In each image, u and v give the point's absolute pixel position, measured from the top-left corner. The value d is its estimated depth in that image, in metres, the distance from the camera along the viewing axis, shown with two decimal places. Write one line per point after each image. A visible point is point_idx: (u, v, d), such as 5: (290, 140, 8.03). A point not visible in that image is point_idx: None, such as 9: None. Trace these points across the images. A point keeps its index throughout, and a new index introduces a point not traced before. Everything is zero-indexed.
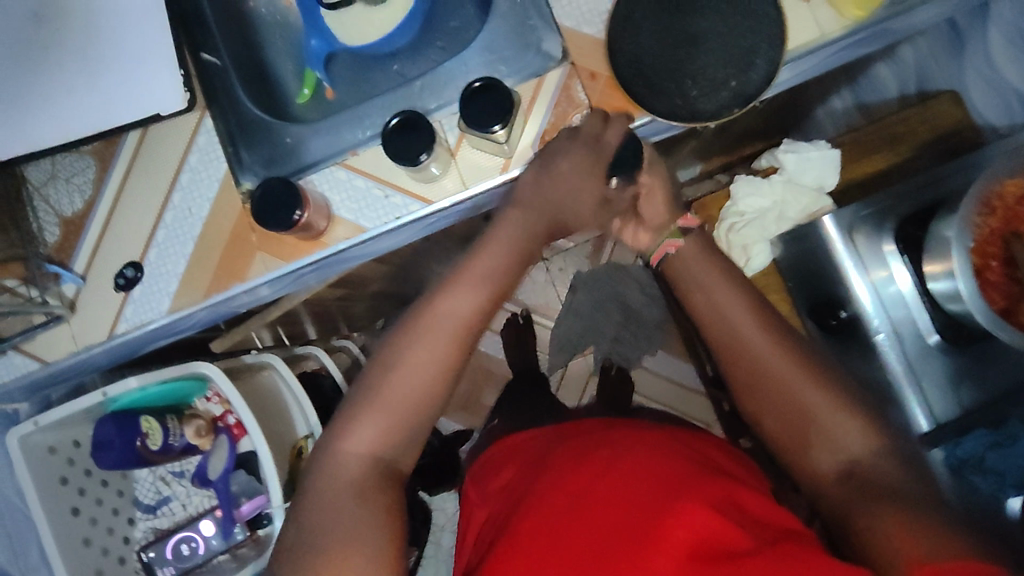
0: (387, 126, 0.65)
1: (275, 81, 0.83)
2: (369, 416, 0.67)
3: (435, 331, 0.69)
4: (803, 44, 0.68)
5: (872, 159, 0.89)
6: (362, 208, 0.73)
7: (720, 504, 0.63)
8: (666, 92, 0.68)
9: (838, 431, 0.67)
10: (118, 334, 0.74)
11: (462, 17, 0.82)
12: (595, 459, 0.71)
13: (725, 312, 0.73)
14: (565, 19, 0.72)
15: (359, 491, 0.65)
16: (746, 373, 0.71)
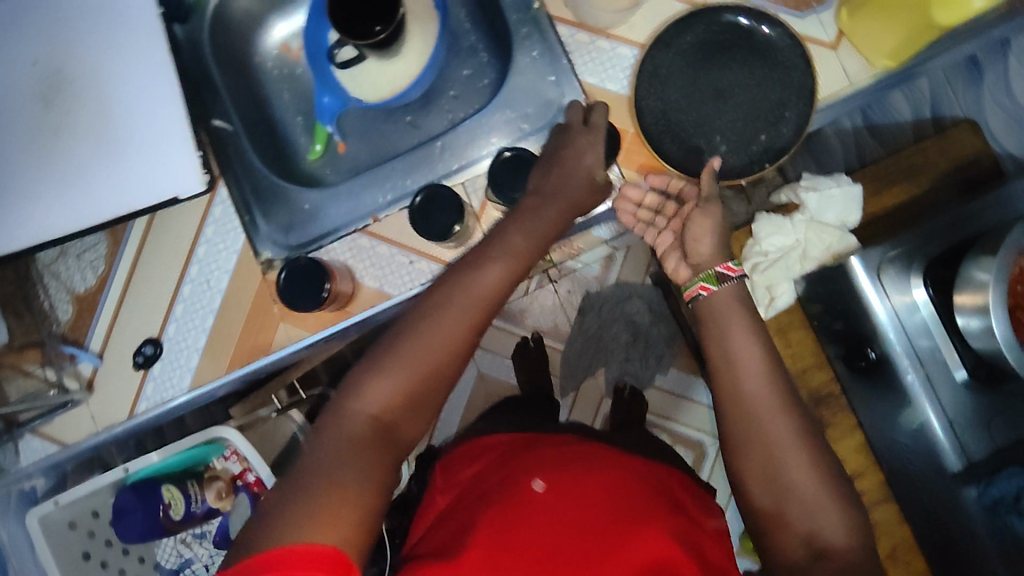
0: (413, 200, 0.66)
1: (285, 138, 0.81)
2: (393, 371, 0.53)
3: (459, 304, 0.57)
4: (831, 94, 0.69)
5: (894, 190, 0.86)
6: (387, 275, 0.72)
7: (684, 541, 0.61)
8: (695, 148, 0.69)
9: (820, 507, 0.56)
10: (138, 414, 0.72)
11: (475, 65, 0.81)
12: (574, 479, 0.64)
13: (732, 345, 0.61)
14: (588, 75, 0.71)
15: (364, 446, 0.50)
16: (746, 419, 0.59)
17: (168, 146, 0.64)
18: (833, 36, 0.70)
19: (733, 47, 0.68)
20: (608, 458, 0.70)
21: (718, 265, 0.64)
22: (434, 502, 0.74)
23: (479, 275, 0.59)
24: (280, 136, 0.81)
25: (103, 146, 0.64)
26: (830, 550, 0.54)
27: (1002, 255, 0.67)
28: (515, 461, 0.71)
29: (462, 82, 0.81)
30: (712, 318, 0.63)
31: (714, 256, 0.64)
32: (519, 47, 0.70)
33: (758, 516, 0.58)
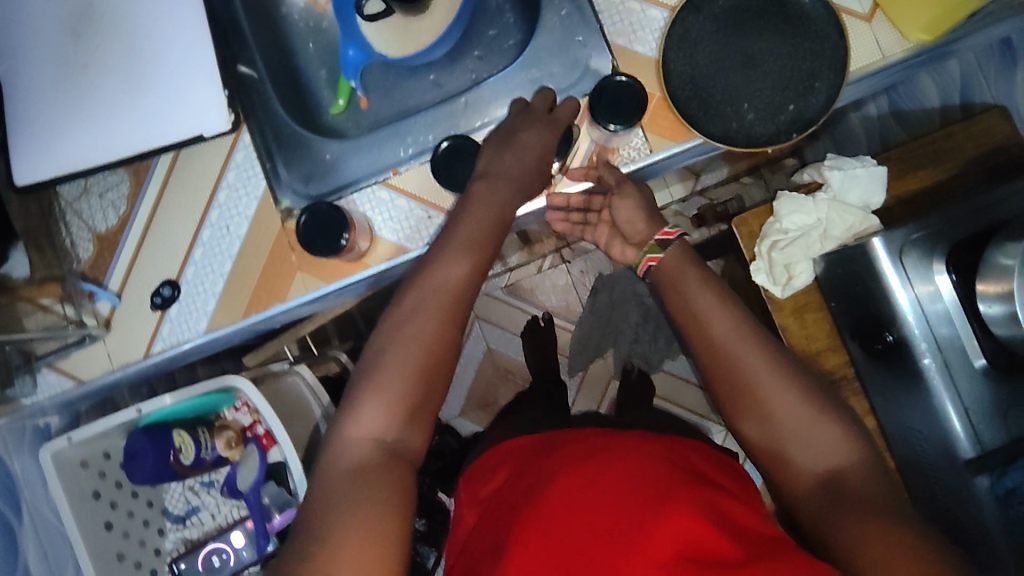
0: (438, 148, 0.69)
1: (309, 91, 0.81)
2: (375, 397, 0.58)
3: (429, 307, 0.61)
4: (863, 67, 0.67)
5: (918, 174, 0.85)
6: (404, 227, 0.71)
7: (714, 513, 0.60)
8: (722, 116, 0.67)
9: (814, 439, 0.59)
10: (154, 354, 0.73)
11: (500, 26, 0.80)
12: (581, 473, 0.65)
13: (705, 319, 0.65)
14: (617, 36, 0.69)
15: (368, 476, 0.54)
16: (729, 386, 0.63)
17: (196, 87, 0.65)
18: (868, 7, 0.67)
19: (765, 14, 0.67)
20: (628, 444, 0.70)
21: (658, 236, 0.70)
22: (463, 515, 0.78)
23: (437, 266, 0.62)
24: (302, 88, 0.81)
25: (131, 83, 0.65)
26: (843, 480, 0.58)
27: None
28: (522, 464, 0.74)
29: (488, 42, 0.80)
30: (683, 301, 0.67)
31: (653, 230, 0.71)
32: (549, 5, 0.70)
33: (768, 471, 0.62)
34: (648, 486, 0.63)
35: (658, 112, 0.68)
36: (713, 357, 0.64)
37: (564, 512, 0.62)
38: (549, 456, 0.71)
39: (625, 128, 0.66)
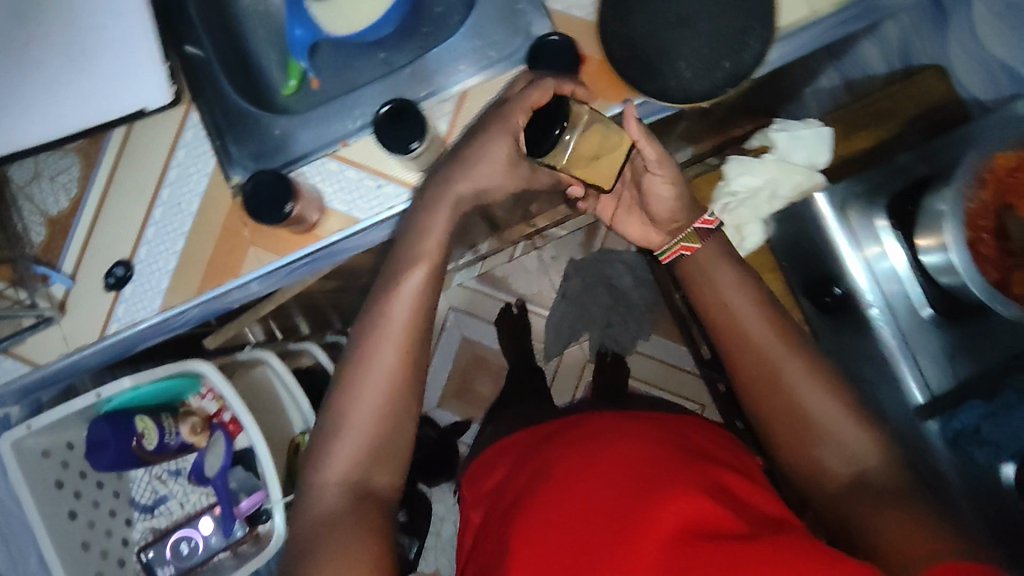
0: (380, 113, 0.67)
1: (261, 74, 0.83)
2: (339, 440, 0.65)
3: (391, 327, 0.66)
4: (794, 22, 0.69)
5: (863, 133, 0.90)
6: (354, 199, 0.71)
7: (712, 491, 0.65)
8: (659, 75, 0.69)
9: (842, 432, 0.66)
10: (109, 335, 0.73)
11: (447, 3, 0.82)
12: (578, 463, 0.71)
13: (736, 311, 0.72)
14: (555, 3, 0.72)
15: (342, 516, 0.62)
16: (755, 378, 0.70)
17: (138, 62, 0.66)
18: None
19: None
20: (630, 431, 0.75)
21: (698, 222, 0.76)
22: (470, 513, 0.85)
23: (393, 303, 0.67)
24: (253, 71, 0.82)
25: (79, 61, 0.66)
26: (870, 470, 0.65)
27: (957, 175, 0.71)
28: (520, 464, 0.80)
29: (435, 19, 0.82)
30: (709, 295, 0.74)
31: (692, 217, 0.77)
32: None
33: (793, 461, 0.69)
34: (641, 472, 0.68)
35: (598, 75, 0.70)
36: (739, 350, 0.71)
37: (556, 508, 0.67)
38: (547, 452, 0.76)
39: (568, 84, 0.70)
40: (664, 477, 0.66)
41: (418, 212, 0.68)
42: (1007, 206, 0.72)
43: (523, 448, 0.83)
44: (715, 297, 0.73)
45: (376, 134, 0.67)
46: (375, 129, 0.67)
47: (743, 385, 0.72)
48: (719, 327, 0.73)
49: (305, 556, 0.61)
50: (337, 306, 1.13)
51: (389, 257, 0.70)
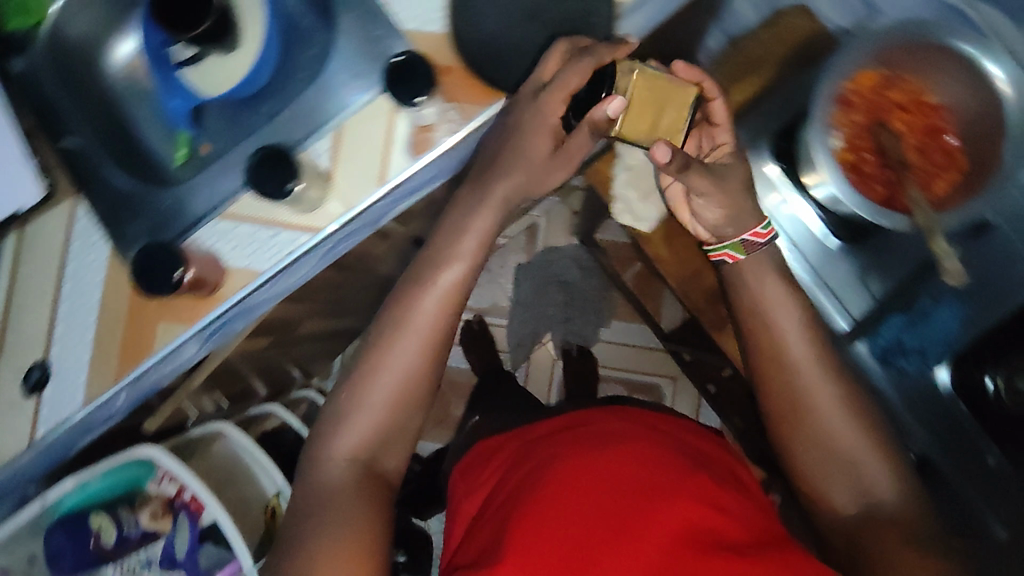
0: (250, 163, 0.68)
1: (150, 152, 0.82)
2: (347, 422, 0.70)
3: (413, 327, 0.71)
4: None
5: (742, 85, 0.93)
6: (252, 252, 0.72)
7: (707, 498, 0.71)
8: (517, 69, 0.72)
9: (868, 473, 0.69)
10: (39, 439, 0.72)
11: (318, 45, 0.78)
12: (596, 467, 0.73)
13: (778, 326, 0.74)
14: (407, 23, 0.73)
15: (346, 495, 0.67)
16: (786, 413, 0.72)
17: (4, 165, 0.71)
18: None
19: None
20: (640, 434, 0.79)
21: (746, 232, 0.75)
22: (464, 505, 0.85)
23: (423, 302, 0.71)
24: (143, 151, 0.82)
25: None
26: (880, 504, 0.69)
27: (827, 91, 0.76)
28: (519, 462, 0.81)
29: (309, 62, 0.78)
30: (750, 301, 0.75)
31: (740, 231, 0.75)
32: (343, 11, 0.75)
33: (807, 486, 0.73)
34: (645, 480, 0.72)
35: (462, 85, 0.71)
36: (776, 369, 0.73)
37: (574, 498, 0.71)
38: (570, 440, 0.79)
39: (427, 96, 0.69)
40: (665, 486, 0.71)
41: (455, 216, 0.73)
42: (880, 122, 0.77)
43: (529, 437, 0.85)
44: (752, 300, 0.75)
45: (248, 175, 0.68)
46: (246, 171, 0.68)
47: (770, 411, 0.74)
48: (756, 338, 0.75)
49: (297, 539, 0.65)
50: (286, 359, 1.12)
51: (418, 264, 0.73)
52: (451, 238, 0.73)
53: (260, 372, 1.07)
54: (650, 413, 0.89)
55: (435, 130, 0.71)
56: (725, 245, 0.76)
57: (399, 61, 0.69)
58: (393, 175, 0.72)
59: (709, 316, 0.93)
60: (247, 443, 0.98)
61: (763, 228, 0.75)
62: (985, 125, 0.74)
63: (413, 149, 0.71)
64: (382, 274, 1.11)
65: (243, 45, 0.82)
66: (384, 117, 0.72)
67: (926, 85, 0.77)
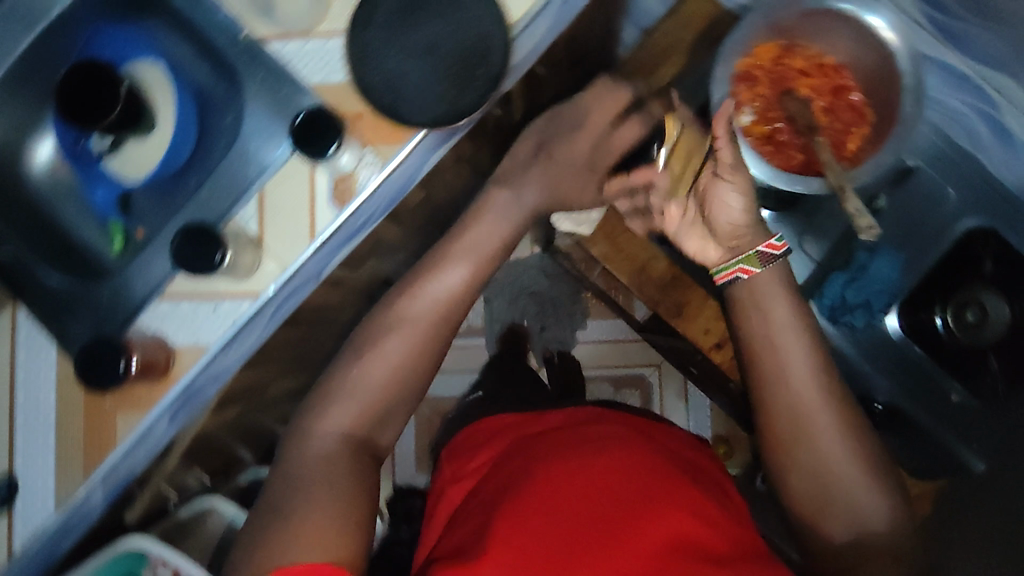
0: (173, 245, 0.70)
1: (85, 248, 0.82)
2: (342, 399, 0.77)
3: (416, 320, 0.78)
4: (525, 11, 0.73)
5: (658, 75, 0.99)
6: (196, 329, 0.72)
7: (691, 508, 0.72)
8: (426, 101, 0.71)
9: (866, 510, 0.71)
10: (17, 552, 0.72)
11: (233, 112, 0.79)
12: (591, 470, 0.75)
13: (779, 349, 0.76)
14: (312, 77, 0.74)
15: (332, 462, 0.73)
16: (788, 435, 0.75)
17: None
18: None
19: (426, 4, 0.72)
20: (624, 437, 0.82)
21: (763, 244, 0.79)
22: (450, 488, 0.89)
23: (419, 301, 0.78)
24: (80, 246, 0.83)
25: None
26: (873, 533, 0.71)
27: (728, 68, 0.78)
28: (519, 446, 0.85)
29: (228, 128, 0.79)
30: (750, 324, 0.77)
31: (756, 239, 0.80)
32: (248, 76, 0.76)
33: (801, 517, 0.75)
34: (631, 489, 0.74)
35: (374, 126, 0.72)
36: (775, 396, 0.75)
37: (570, 486, 0.74)
38: (568, 436, 0.82)
39: (336, 146, 0.70)
40: (652, 492, 0.73)
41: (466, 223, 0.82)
42: (785, 91, 0.79)
43: (525, 427, 0.89)
44: (752, 323, 0.77)
45: (176, 256, 0.70)
46: (173, 251, 0.70)
47: (770, 438, 0.76)
48: (757, 362, 0.77)
49: (284, 510, 0.69)
50: (265, 421, 1.12)
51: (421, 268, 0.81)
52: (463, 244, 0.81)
53: (241, 438, 1.07)
54: (643, 421, 0.90)
55: (356, 176, 0.72)
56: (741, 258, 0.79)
57: (303, 120, 0.71)
58: (323, 228, 0.72)
59: (665, 303, 0.97)
60: (234, 510, 1.01)
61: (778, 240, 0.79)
62: (887, 73, 0.76)
63: (337, 199, 0.72)
64: (346, 319, 1.12)
65: (159, 125, 0.81)
66: (304, 173, 0.72)
67: (821, 48, 0.80)
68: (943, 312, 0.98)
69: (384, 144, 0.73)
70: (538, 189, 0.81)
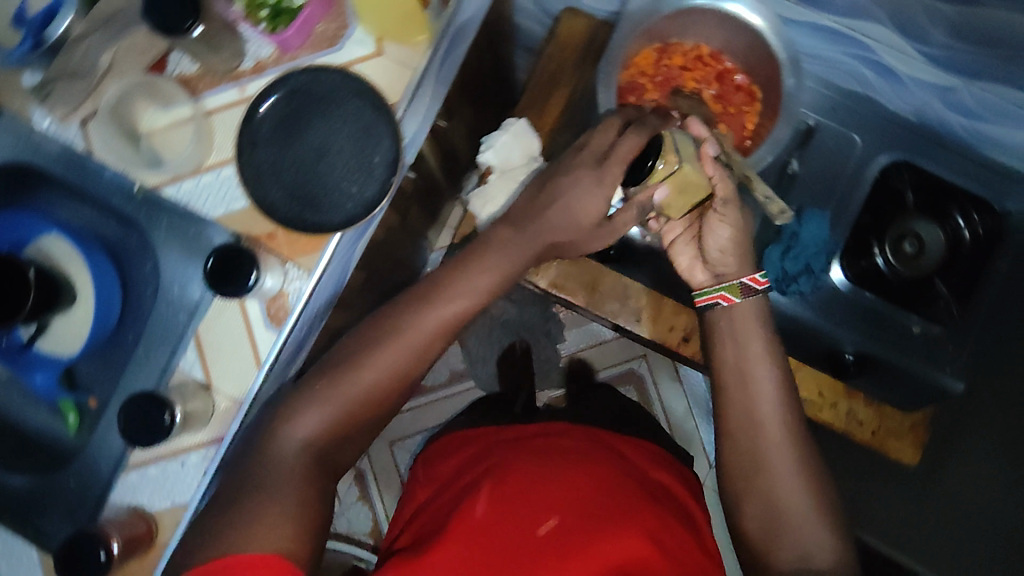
0: (119, 424, 0.66)
1: (45, 434, 0.81)
2: (315, 403, 0.67)
3: (402, 339, 0.70)
4: (403, 89, 0.74)
5: (557, 93, 0.95)
6: (170, 490, 0.72)
7: (653, 529, 0.71)
8: (334, 205, 0.71)
9: (812, 544, 0.67)
10: None
11: (149, 258, 0.79)
12: (566, 489, 0.73)
13: (749, 355, 0.73)
14: (215, 211, 0.73)
15: (294, 474, 0.64)
16: (747, 468, 0.71)
17: None
18: (373, 45, 0.73)
19: (305, 109, 0.71)
20: (597, 454, 0.79)
21: (747, 275, 0.74)
22: (417, 489, 0.85)
23: (400, 329, 0.70)
24: (36, 433, 0.81)
25: None
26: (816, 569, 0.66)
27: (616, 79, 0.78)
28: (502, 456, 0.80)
29: (151, 275, 0.79)
30: (729, 340, 0.74)
31: (742, 268, 0.75)
32: (150, 227, 0.75)
33: (755, 545, 0.71)
34: (600, 505, 0.72)
35: (291, 240, 0.72)
36: (739, 420, 0.72)
37: (545, 516, 0.71)
38: (545, 446, 0.79)
39: (249, 286, 0.67)
40: (615, 511, 0.71)
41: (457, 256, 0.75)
42: (672, 90, 0.82)
43: (503, 432, 0.85)
44: (732, 345, 0.74)
45: (122, 418, 0.66)
46: (119, 413, 0.66)
47: (731, 464, 0.73)
48: (726, 395, 0.74)
49: (222, 524, 0.60)
50: None
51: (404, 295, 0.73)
52: (457, 272, 0.73)
53: None
54: (613, 434, 0.87)
55: (285, 293, 0.71)
56: (725, 285, 0.75)
57: (215, 260, 0.67)
58: (267, 354, 0.72)
59: (624, 312, 0.93)
60: None
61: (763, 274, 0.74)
62: (767, 52, 0.76)
63: (274, 321, 0.71)
64: None
65: (80, 293, 0.78)
66: (235, 307, 0.72)
67: (694, 41, 0.82)
68: (879, 248, 0.87)
69: (309, 252, 0.72)
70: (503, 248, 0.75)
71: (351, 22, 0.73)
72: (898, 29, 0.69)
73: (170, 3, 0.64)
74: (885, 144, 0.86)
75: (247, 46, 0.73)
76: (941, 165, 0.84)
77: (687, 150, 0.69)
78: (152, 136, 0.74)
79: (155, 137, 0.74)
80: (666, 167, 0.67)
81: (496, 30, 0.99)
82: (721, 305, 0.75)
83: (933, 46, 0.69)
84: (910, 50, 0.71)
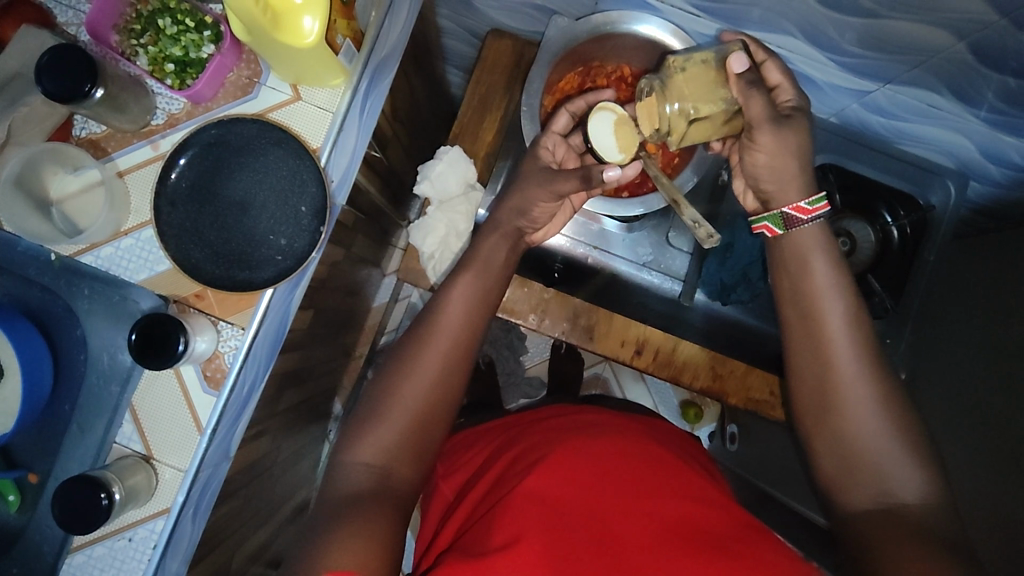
0: (51, 509, 0.64)
1: None
2: (382, 420, 0.62)
3: (432, 347, 0.64)
4: (327, 133, 0.72)
5: (491, 116, 0.93)
6: (120, 567, 0.70)
7: (681, 485, 0.62)
8: (266, 259, 0.69)
9: (893, 473, 0.56)
10: None
11: (77, 320, 0.74)
12: (590, 452, 0.64)
13: (813, 276, 0.62)
14: (137, 274, 0.71)
15: (354, 502, 0.57)
16: (816, 406, 0.61)
17: None
18: (291, 90, 0.71)
19: (224, 164, 0.69)
20: (623, 427, 0.72)
21: (789, 205, 0.63)
22: (438, 486, 0.74)
23: (431, 334, 0.65)
24: None
25: None
26: (901, 507, 0.55)
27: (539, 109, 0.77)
28: (528, 442, 0.69)
29: (80, 339, 0.74)
30: (797, 263, 0.63)
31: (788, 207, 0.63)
32: (74, 295, 0.73)
33: (826, 486, 0.60)
34: (619, 466, 0.63)
35: (219, 298, 0.70)
36: (809, 353, 0.61)
37: (574, 484, 0.61)
38: (570, 425, 0.70)
39: (180, 353, 0.65)
40: (639, 472, 0.63)
41: (459, 271, 0.69)
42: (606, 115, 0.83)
43: (534, 415, 0.78)
44: (798, 270, 0.63)
45: (56, 505, 0.64)
46: (53, 500, 0.64)
47: (800, 410, 0.63)
48: (793, 332, 0.63)
49: None
50: None
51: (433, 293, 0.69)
52: (480, 272, 0.69)
53: None
54: (638, 418, 0.83)
55: (219, 358, 0.70)
56: (765, 216, 0.64)
57: (139, 331, 0.65)
58: (207, 420, 0.70)
59: (575, 331, 0.92)
60: None
61: (809, 202, 0.62)
62: None
63: (214, 385, 0.70)
64: (288, 449, 1.05)
65: (6, 364, 0.70)
66: (169, 373, 0.70)
67: (616, 62, 0.82)
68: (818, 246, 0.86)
69: (241, 308, 0.70)
70: (474, 272, 0.69)
71: (263, 68, 0.71)
72: (811, 39, 0.70)
73: (66, 69, 0.61)
74: (819, 147, 0.86)
75: (156, 100, 0.71)
76: (866, 165, 0.86)
77: (705, 79, 0.64)
78: (64, 202, 0.71)
79: (66, 203, 0.71)
80: (681, 108, 0.64)
81: (423, 53, 0.97)
82: (770, 236, 0.65)
83: (847, 56, 0.70)
84: (822, 57, 0.73)
